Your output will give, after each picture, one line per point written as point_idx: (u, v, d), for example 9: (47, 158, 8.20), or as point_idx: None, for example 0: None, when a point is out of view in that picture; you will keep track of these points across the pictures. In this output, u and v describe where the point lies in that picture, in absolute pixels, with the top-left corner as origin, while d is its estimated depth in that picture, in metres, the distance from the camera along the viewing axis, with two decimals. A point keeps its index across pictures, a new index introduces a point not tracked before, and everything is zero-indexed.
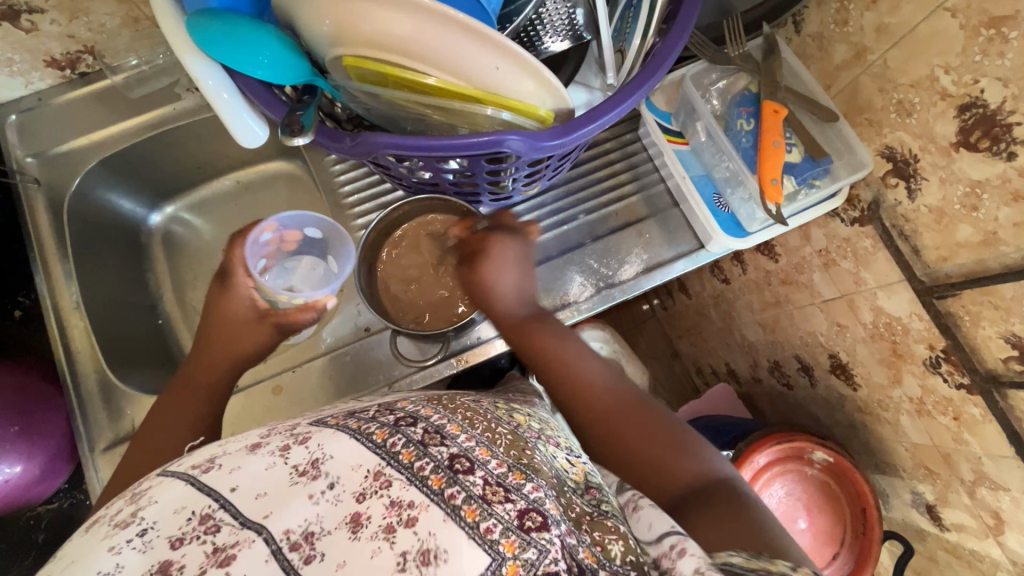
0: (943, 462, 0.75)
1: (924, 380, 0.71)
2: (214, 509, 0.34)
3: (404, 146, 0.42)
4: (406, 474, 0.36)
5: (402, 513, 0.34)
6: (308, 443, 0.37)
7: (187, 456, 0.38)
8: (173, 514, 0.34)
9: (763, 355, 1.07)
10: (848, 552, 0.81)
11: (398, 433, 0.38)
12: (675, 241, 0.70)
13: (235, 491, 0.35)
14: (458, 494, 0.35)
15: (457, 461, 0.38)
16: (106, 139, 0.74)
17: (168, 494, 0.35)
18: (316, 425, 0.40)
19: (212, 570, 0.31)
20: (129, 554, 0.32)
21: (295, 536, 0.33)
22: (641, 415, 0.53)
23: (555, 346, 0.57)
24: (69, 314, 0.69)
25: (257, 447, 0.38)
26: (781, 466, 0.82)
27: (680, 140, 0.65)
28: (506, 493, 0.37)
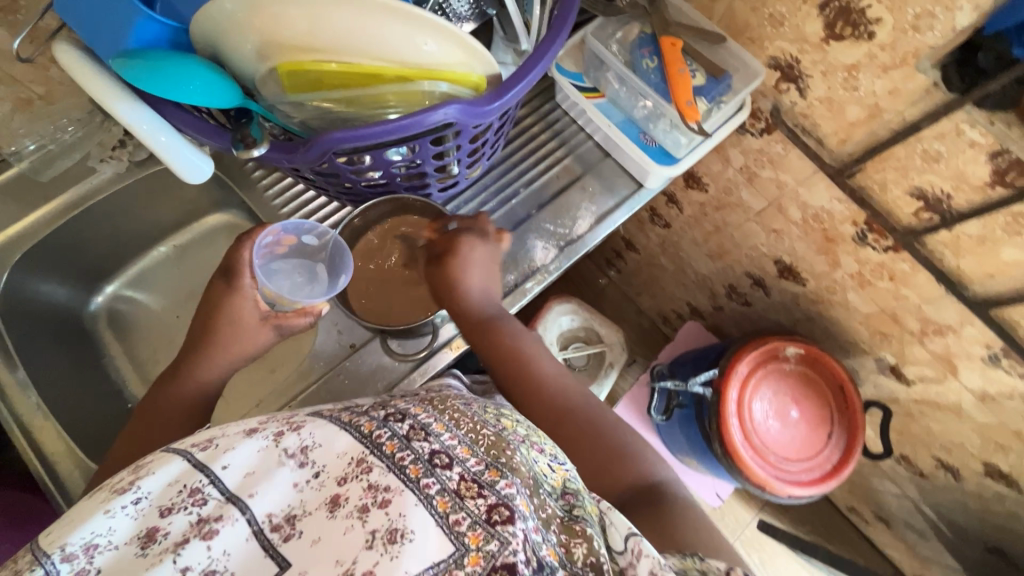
0: (892, 322, 0.84)
1: (858, 254, 0.79)
2: (204, 483, 0.37)
3: (354, 136, 0.44)
4: (386, 462, 0.38)
5: (377, 495, 0.36)
6: (301, 431, 0.40)
7: (192, 435, 0.41)
8: (166, 487, 0.37)
9: (718, 282, 1.15)
10: (839, 427, 0.89)
11: (385, 427, 0.41)
12: (614, 190, 0.75)
13: (225, 469, 0.38)
14: (433, 484, 0.37)
15: (437, 456, 0.39)
16: (24, 231, 0.69)
17: (166, 468, 0.38)
18: (312, 416, 0.42)
19: (194, 541, 0.35)
20: (122, 519, 0.36)
21: (277, 518, 0.36)
22: (586, 427, 0.58)
23: (517, 354, 0.61)
24: (30, 419, 0.64)
25: (254, 432, 0.41)
26: (761, 369, 0.89)
27: (595, 94, 0.69)
28: (478, 488, 0.38)
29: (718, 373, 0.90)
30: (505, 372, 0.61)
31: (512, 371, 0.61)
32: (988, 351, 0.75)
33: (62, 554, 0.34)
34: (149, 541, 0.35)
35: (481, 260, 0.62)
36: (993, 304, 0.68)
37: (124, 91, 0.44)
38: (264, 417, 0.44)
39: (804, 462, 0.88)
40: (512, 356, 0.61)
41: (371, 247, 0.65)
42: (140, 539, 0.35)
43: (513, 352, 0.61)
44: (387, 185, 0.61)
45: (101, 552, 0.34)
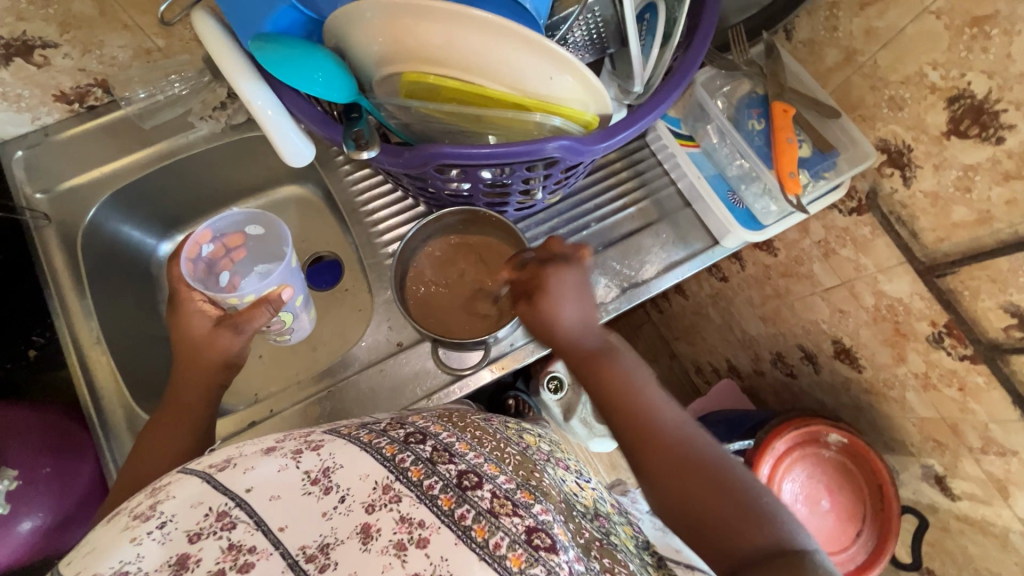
0: (950, 432, 0.79)
1: (928, 356, 0.75)
2: (231, 506, 0.34)
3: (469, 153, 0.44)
4: (416, 491, 0.35)
5: (413, 531, 0.34)
6: (320, 450, 0.38)
7: (207, 456, 0.39)
8: (190, 509, 0.34)
9: (765, 347, 1.11)
10: (870, 528, 0.84)
11: (408, 450, 0.39)
12: (688, 241, 0.72)
13: (251, 491, 0.34)
14: (467, 513, 0.35)
15: (466, 477, 0.38)
16: (118, 171, 0.73)
17: (187, 489, 0.35)
18: (329, 434, 0.40)
19: (229, 572, 0.31)
20: (149, 545, 0.32)
21: (311, 550, 0.33)
22: (710, 482, 0.46)
23: (634, 402, 0.51)
24: (89, 350, 0.67)
25: (271, 452, 0.38)
26: (798, 451, 0.85)
27: (690, 143, 0.68)
28: (513, 507, 0.37)
29: (753, 445, 0.87)
30: (621, 432, 0.51)
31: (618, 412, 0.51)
32: None
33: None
34: (179, 569, 0.31)
35: (572, 291, 0.55)
36: None
37: (247, 67, 0.45)
38: (278, 434, 0.42)
39: None
40: (624, 401, 0.51)
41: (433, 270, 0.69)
42: (170, 567, 0.31)
43: (624, 390, 0.52)
44: (470, 198, 0.62)
45: None
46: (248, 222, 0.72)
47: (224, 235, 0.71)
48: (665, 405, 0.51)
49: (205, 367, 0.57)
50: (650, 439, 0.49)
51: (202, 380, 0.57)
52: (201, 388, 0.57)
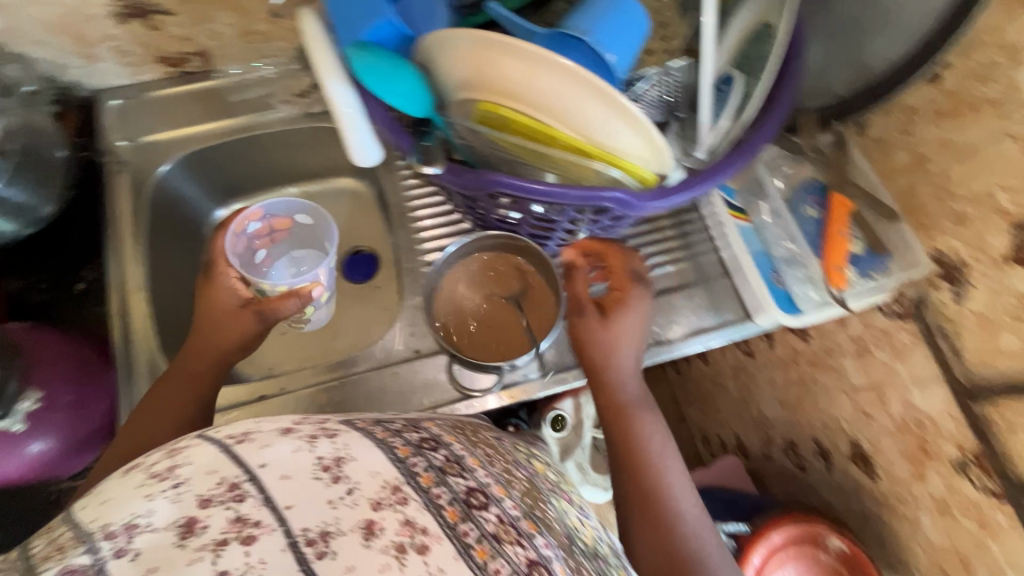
0: (960, 566, 0.75)
1: (951, 481, 0.72)
2: (243, 479, 0.35)
3: (529, 187, 0.46)
4: (423, 497, 0.38)
5: (414, 536, 0.35)
6: (336, 440, 0.39)
7: (224, 425, 0.40)
8: (205, 476, 0.35)
9: (779, 432, 1.08)
10: None
11: (420, 455, 0.42)
12: (720, 310, 0.72)
13: (264, 467, 0.36)
14: (470, 530, 0.38)
15: (473, 496, 0.41)
16: (195, 135, 0.78)
17: (204, 458, 0.36)
18: (346, 425, 0.42)
19: (234, 544, 0.32)
20: (162, 502, 0.33)
21: (312, 533, 0.34)
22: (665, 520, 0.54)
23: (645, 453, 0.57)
24: (131, 294, 0.71)
25: (288, 431, 0.40)
26: (795, 548, 0.82)
27: (742, 216, 0.68)
28: (516, 537, 0.40)
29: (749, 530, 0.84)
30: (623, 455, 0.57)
31: (635, 452, 0.57)
32: None
33: (104, 532, 0.32)
34: (187, 532, 0.32)
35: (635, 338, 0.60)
36: None
37: (340, 69, 0.48)
38: (295, 414, 0.43)
39: None
40: (639, 453, 0.57)
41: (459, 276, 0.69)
42: (178, 529, 0.32)
43: (643, 428, 0.58)
44: (514, 226, 0.63)
45: (140, 532, 0.32)
46: (300, 213, 0.74)
47: (273, 217, 0.73)
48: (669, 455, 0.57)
49: (234, 333, 0.59)
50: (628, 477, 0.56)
51: (213, 340, 0.59)
52: (203, 358, 0.59)
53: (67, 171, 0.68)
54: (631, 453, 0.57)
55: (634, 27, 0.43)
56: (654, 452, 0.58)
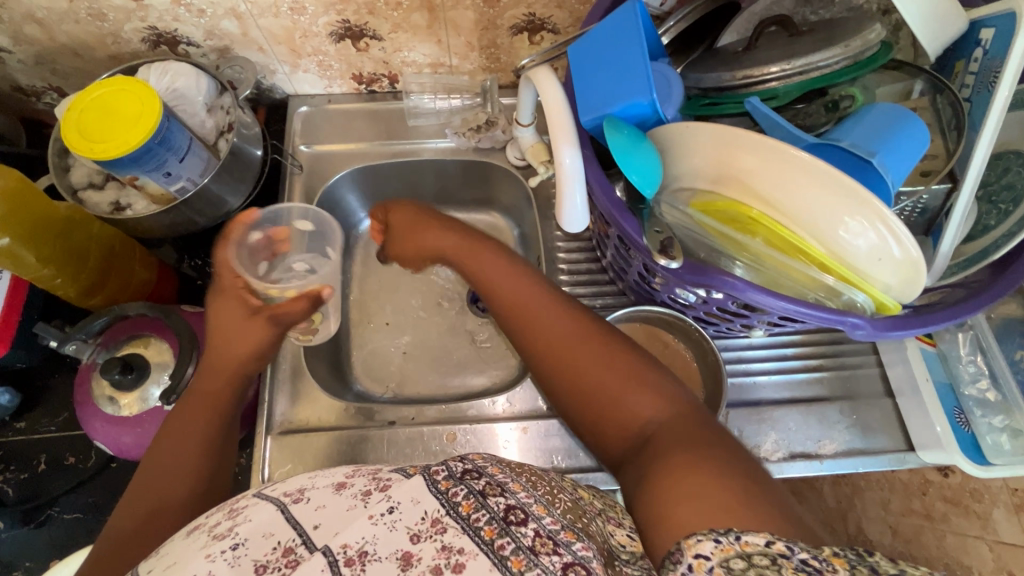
0: None
1: None
2: (297, 544, 0.37)
3: (762, 296, 0.44)
4: (461, 522, 0.37)
5: (450, 556, 0.35)
6: (387, 490, 0.40)
7: (283, 483, 0.43)
8: (262, 538, 0.38)
9: None
10: None
11: (461, 483, 0.39)
12: (879, 433, 0.66)
13: (318, 528, 0.38)
14: (506, 544, 0.36)
15: (511, 512, 0.37)
16: (366, 151, 0.81)
17: (262, 515, 0.39)
18: (398, 474, 0.42)
19: None
20: (222, 565, 0.36)
21: (351, 552, 0.36)
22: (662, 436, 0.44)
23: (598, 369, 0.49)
24: None
25: (342, 487, 0.42)
26: None
27: (926, 339, 0.64)
28: (553, 546, 0.36)
29: None
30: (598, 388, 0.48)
31: (587, 381, 0.49)
32: None
33: None
34: None
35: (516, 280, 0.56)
36: None
37: (572, 134, 0.48)
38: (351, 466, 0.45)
39: None
40: (604, 385, 0.48)
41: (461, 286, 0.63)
42: None
43: (577, 354, 0.50)
44: (685, 307, 0.61)
45: None
46: (300, 218, 0.69)
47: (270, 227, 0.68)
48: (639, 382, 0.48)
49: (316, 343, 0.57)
50: (635, 408, 0.46)
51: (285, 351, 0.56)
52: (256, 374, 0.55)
53: (257, 173, 0.70)
54: (636, 388, 0.47)
55: (914, 149, 0.41)
56: (569, 376, 0.50)
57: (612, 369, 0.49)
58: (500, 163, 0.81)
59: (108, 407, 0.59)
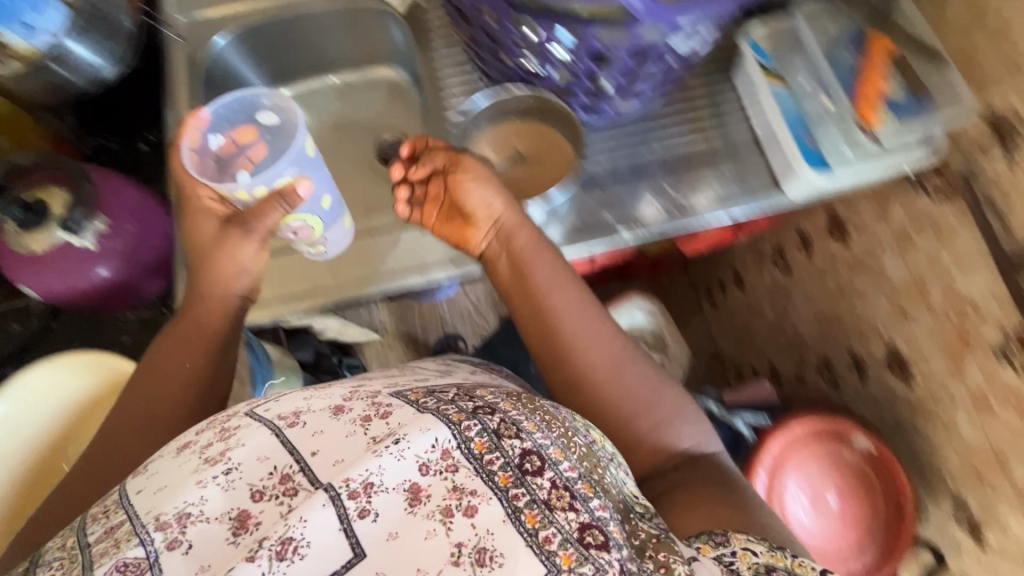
0: (995, 464, 0.72)
1: (990, 369, 0.69)
2: (294, 470, 0.44)
3: None
4: (473, 464, 0.43)
5: (462, 498, 0.41)
6: (386, 419, 0.47)
7: (275, 408, 0.50)
8: (258, 462, 0.44)
9: (813, 351, 1.08)
10: (873, 541, 0.79)
11: (475, 420, 0.46)
12: (752, 182, 0.71)
13: (316, 455, 0.45)
14: (521, 495, 0.42)
15: (527, 459, 0.45)
16: (245, 12, 0.83)
17: (255, 441, 0.46)
18: (397, 401, 0.49)
19: (279, 517, 0.41)
20: (215, 489, 0.43)
21: (354, 485, 0.41)
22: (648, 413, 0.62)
23: (609, 369, 0.61)
24: None
25: (338, 412, 0.49)
26: (818, 444, 0.80)
27: (776, 78, 0.68)
28: (570, 502, 0.44)
29: (771, 422, 0.82)
30: (587, 381, 0.61)
31: (571, 372, 0.61)
32: None
33: (158, 522, 0.42)
34: (239, 528, 0.41)
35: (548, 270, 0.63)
36: None
37: None
38: (344, 392, 0.52)
39: (814, 551, 0.79)
40: (612, 362, 0.61)
41: (512, 263, 0.63)
42: (232, 522, 0.42)
43: (592, 343, 0.61)
44: (540, 75, 0.65)
45: (192, 521, 0.42)
46: (260, 114, 0.66)
47: (232, 131, 0.66)
48: (637, 382, 0.62)
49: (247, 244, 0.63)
50: (615, 396, 0.61)
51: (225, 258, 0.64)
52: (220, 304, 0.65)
53: (131, 37, 0.74)
54: (621, 371, 0.61)
55: None
56: (568, 372, 0.61)
57: (615, 366, 0.61)
58: (376, 5, 0.83)
59: (22, 248, 0.64)
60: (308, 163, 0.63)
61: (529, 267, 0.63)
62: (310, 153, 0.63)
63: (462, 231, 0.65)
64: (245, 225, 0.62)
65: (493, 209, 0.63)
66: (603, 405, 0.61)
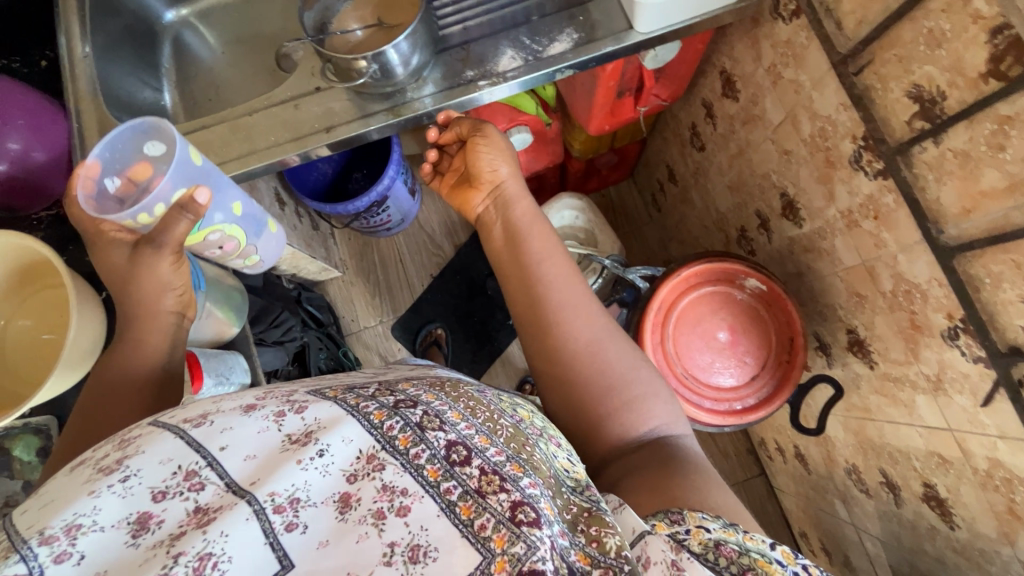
0: (868, 280, 0.74)
1: (851, 184, 0.71)
2: (202, 466, 0.37)
3: None
4: (401, 460, 0.39)
5: (394, 499, 0.37)
6: (304, 415, 0.42)
7: (181, 410, 0.42)
8: (158, 465, 0.37)
9: (733, 224, 1.10)
10: (767, 376, 0.82)
11: (396, 416, 0.43)
12: (603, 25, 0.72)
13: (224, 451, 0.38)
14: (452, 488, 0.38)
15: (453, 450, 0.41)
16: None
17: (158, 446, 0.38)
18: (313, 397, 0.44)
19: (193, 530, 0.34)
20: (110, 498, 0.35)
21: (279, 499, 0.36)
22: (615, 399, 0.63)
23: (589, 348, 0.65)
24: (77, 62, 0.81)
25: (251, 410, 0.43)
26: (709, 287, 0.84)
27: None
28: (499, 484, 0.40)
29: (664, 272, 0.86)
30: (547, 342, 0.66)
31: (537, 325, 0.66)
32: (950, 324, 0.63)
33: (40, 537, 0.32)
34: (139, 529, 0.34)
35: (528, 217, 0.70)
36: (963, 251, 0.58)
37: None
38: (259, 393, 0.46)
39: (713, 389, 0.83)
40: (562, 313, 0.66)
41: (507, 228, 0.70)
42: (129, 525, 0.34)
43: (558, 304, 0.66)
44: None
45: (83, 532, 0.33)
46: (145, 145, 0.67)
47: (124, 168, 0.67)
48: (608, 349, 0.65)
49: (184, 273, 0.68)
50: (588, 370, 0.64)
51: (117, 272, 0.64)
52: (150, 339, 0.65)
53: None
54: (591, 350, 0.65)
55: None
56: (540, 338, 0.66)
57: (574, 334, 0.65)
58: None
59: None
60: (197, 172, 0.67)
61: (524, 238, 0.69)
62: (195, 162, 0.66)
63: (466, 193, 0.73)
64: (155, 242, 0.62)
65: (498, 174, 0.70)
66: (562, 374, 0.65)
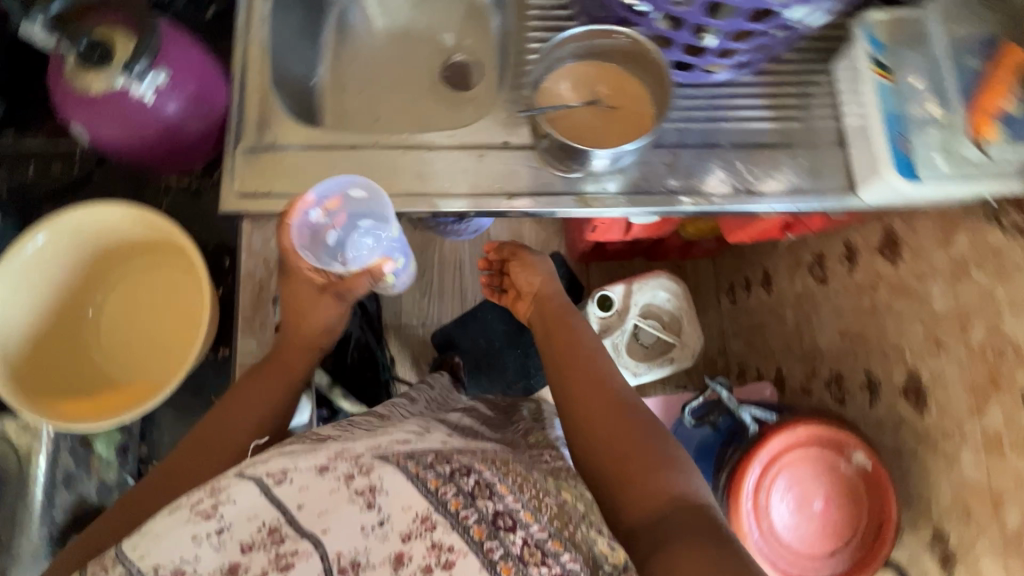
0: (989, 506, 0.73)
1: (1014, 414, 0.69)
2: (281, 522, 0.41)
3: None
4: (451, 520, 0.41)
5: (441, 555, 0.39)
6: (369, 473, 0.44)
7: (262, 463, 0.45)
8: (246, 521, 0.41)
9: (828, 364, 1.07)
10: (845, 554, 0.80)
11: (450, 483, 0.44)
12: (822, 177, 0.68)
13: (300, 508, 0.42)
14: (495, 549, 0.41)
15: (500, 517, 0.44)
16: None
17: (244, 496, 0.42)
18: (379, 457, 0.46)
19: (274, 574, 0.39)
20: (206, 549, 0.40)
21: (345, 561, 0.40)
22: (638, 448, 0.56)
23: (613, 401, 0.61)
24: (253, 25, 0.74)
25: (323, 469, 0.45)
26: (815, 449, 0.82)
27: (883, 74, 0.64)
28: (542, 558, 0.43)
29: (776, 419, 0.85)
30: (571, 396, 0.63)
31: (567, 383, 0.64)
32: None
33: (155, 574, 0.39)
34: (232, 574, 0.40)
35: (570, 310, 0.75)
36: None
37: None
38: (328, 449, 0.48)
39: (789, 551, 0.81)
40: (590, 374, 0.64)
41: (543, 315, 0.75)
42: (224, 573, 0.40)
43: (584, 365, 0.65)
44: (640, 16, 0.61)
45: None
46: (353, 188, 0.66)
47: (326, 197, 0.66)
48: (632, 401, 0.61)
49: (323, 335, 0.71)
50: (610, 421, 0.59)
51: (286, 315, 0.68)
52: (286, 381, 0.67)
53: None
54: (616, 404, 0.60)
55: None
56: (568, 394, 0.63)
57: (600, 391, 0.62)
58: None
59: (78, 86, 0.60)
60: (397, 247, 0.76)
61: (560, 319, 0.73)
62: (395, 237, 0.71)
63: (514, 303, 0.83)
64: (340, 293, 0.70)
65: (535, 287, 0.80)
66: (586, 424, 0.60)
